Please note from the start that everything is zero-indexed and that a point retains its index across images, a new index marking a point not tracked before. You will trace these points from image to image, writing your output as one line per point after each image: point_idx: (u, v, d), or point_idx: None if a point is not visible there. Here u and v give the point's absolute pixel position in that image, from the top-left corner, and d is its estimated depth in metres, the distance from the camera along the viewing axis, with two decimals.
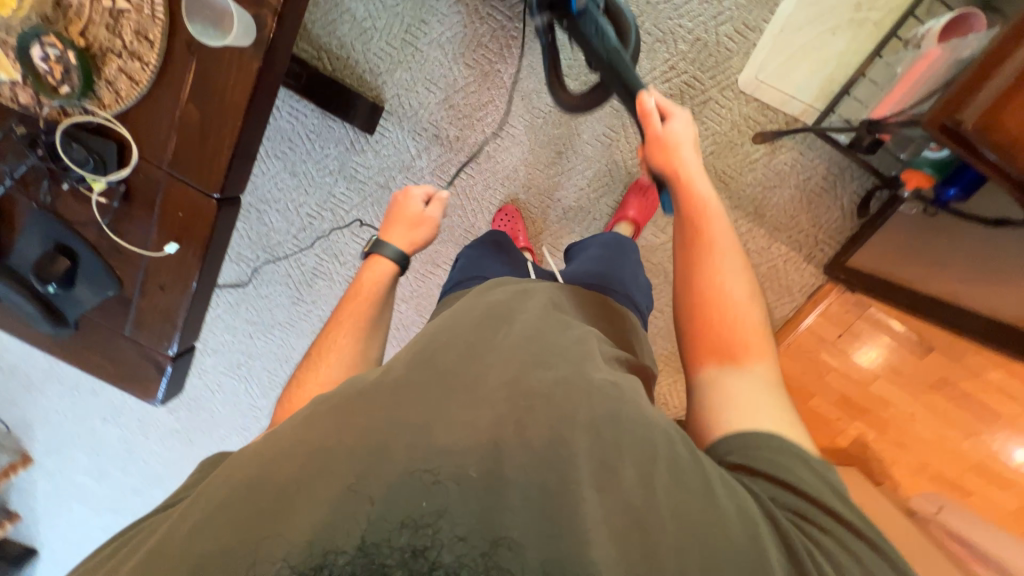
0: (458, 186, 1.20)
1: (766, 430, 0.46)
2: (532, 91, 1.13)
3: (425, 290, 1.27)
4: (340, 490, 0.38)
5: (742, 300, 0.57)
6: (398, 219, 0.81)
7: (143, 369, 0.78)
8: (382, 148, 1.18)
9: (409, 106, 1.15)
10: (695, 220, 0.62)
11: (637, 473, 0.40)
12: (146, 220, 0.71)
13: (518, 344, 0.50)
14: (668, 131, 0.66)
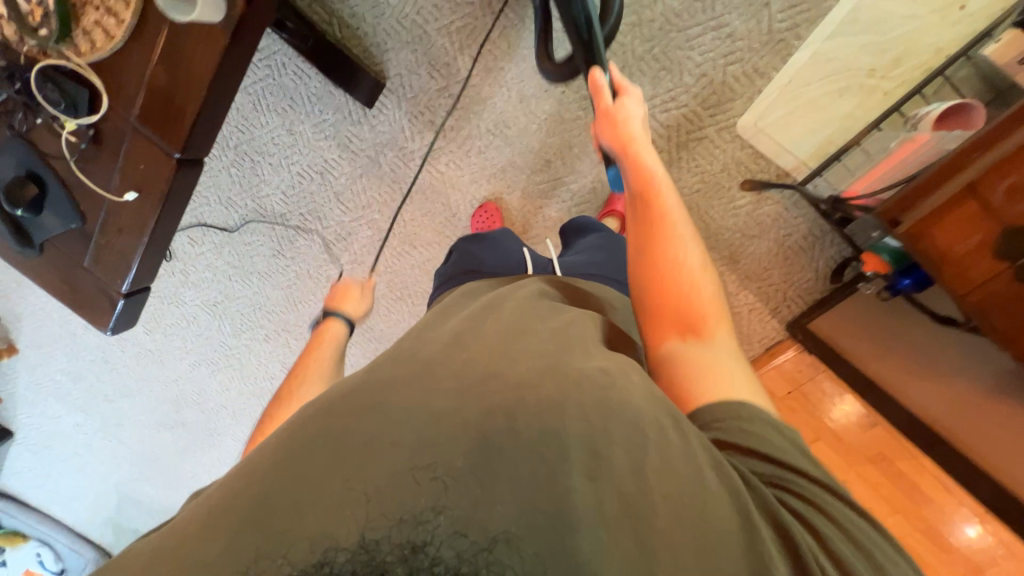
0: (446, 172, 1.20)
1: (741, 400, 0.46)
2: (531, 96, 1.10)
3: (399, 268, 1.27)
4: (338, 488, 0.38)
5: (693, 265, 0.58)
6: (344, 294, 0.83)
7: (98, 300, 0.71)
8: (378, 123, 1.18)
9: (410, 88, 1.14)
10: (643, 194, 0.63)
11: (627, 460, 0.40)
12: (110, 166, 0.66)
13: (503, 335, 0.51)
14: (618, 102, 0.67)
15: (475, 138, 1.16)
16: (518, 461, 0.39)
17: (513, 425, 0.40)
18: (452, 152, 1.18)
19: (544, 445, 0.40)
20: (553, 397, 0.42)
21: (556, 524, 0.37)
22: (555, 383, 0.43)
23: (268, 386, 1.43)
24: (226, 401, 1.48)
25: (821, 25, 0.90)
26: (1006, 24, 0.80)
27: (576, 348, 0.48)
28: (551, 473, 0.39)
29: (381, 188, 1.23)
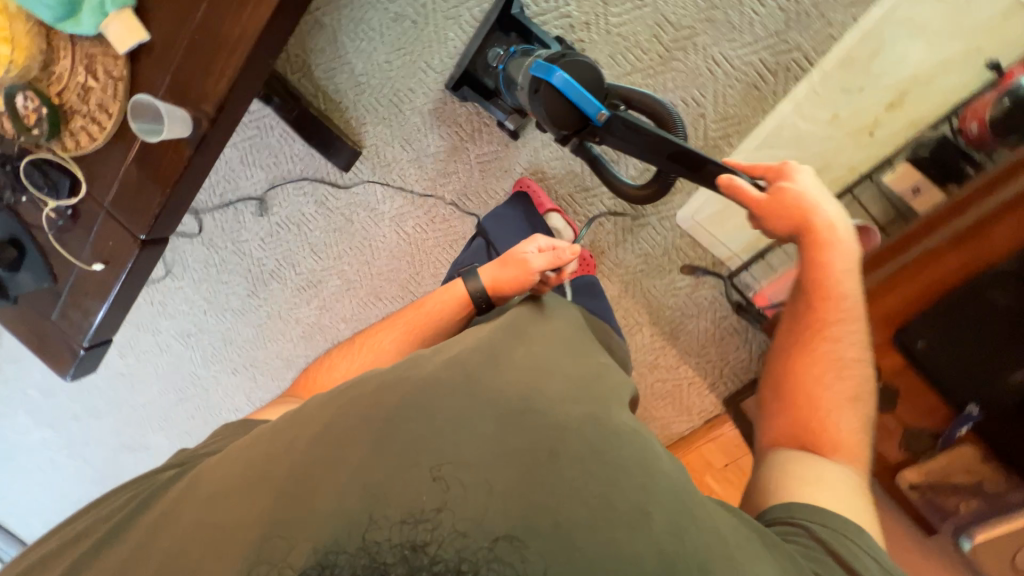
0: (412, 235, 1.26)
1: (820, 507, 0.55)
2: (496, 175, 1.19)
3: (366, 317, 1.34)
4: (357, 491, 0.42)
5: (848, 367, 0.64)
6: (507, 261, 0.80)
7: (60, 348, 0.78)
8: (353, 187, 1.26)
9: (387, 157, 1.22)
10: (818, 296, 0.67)
11: (667, 519, 0.43)
12: (82, 239, 0.71)
13: (508, 373, 0.53)
14: (790, 196, 0.69)
15: (440, 208, 1.23)
16: (549, 490, 0.43)
17: (560, 462, 0.45)
18: (419, 217, 1.25)
19: (590, 490, 0.43)
20: (592, 440, 0.47)
21: (573, 534, 0.41)
22: (597, 430, 0.48)
23: (231, 416, 1.56)
24: (188, 427, 1.59)
25: (752, 136, 1.01)
26: (902, 158, 0.91)
27: (613, 403, 0.55)
28: (582, 512, 0.42)
29: (348, 244, 1.30)
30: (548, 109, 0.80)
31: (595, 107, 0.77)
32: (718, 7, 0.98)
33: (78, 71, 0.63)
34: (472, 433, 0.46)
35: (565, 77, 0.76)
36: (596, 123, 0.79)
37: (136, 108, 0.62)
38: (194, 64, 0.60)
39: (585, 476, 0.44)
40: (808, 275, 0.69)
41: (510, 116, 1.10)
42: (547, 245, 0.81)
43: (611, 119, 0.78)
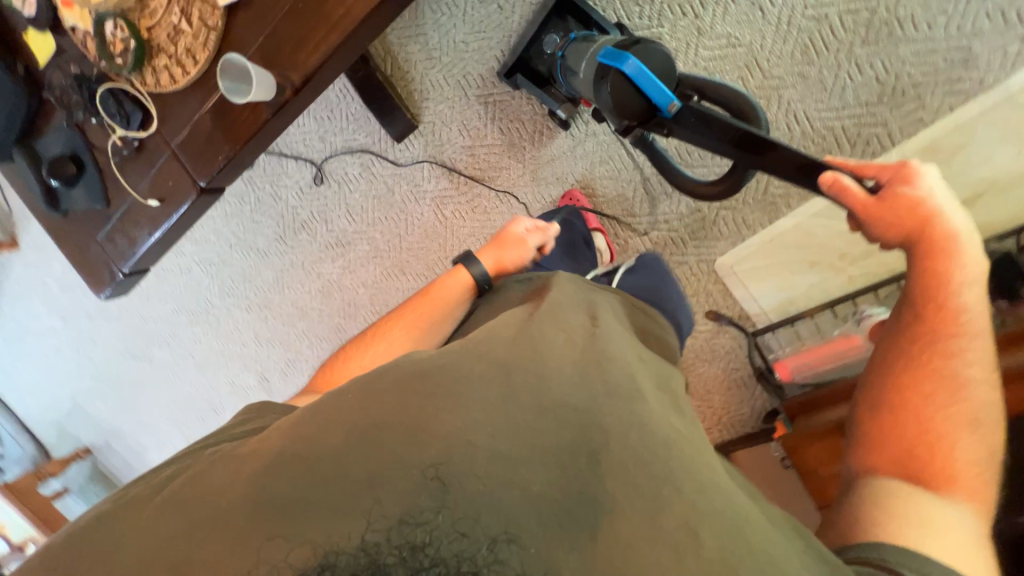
0: (448, 219, 1.26)
1: (924, 554, 0.47)
2: (547, 180, 1.17)
3: (388, 289, 1.36)
4: (352, 482, 0.39)
5: (965, 391, 0.55)
6: (502, 242, 0.84)
7: (97, 268, 0.79)
8: (402, 158, 1.25)
9: (441, 138, 1.21)
10: (929, 310, 0.57)
11: (716, 547, 0.39)
12: (142, 172, 0.71)
13: (556, 369, 0.48)
14: (904, 197, 0.59)
15: (483, 199, 1.22)
16: (580, 497, 0.41)
17: (600, 473, 0.42)
18: (460, 203, 1.24)
19: (625, 504, 0.40)
20: (636, 449, 0.43)
21: (597, 543, 0.39)
22: (640, 437, 0.44)
23: (237, 350, 1.60)
24: (195, 350, 1.64)
25: (810, 202, 1.01)
26: None
27: (662, 404, 0.50)
28: (620, 528, 0.40)
29: (385, 213, 1.30)
30: (619, 99, 0.72)
31: (667, 97, 0.70)
32: (811, 65, 0.95)
33: (173, 11, 0.63)
34: (493, 429, 0.42)
35: (639, 63, 0.69)
36: (665, 115, 0.72)
37: (224, 65, 0.61)
38: (291, 32, 0.59)
39: (621, 486, 0.41)
40: (918, 287, 0.59)
41: (562, 106, 1.06)
42: (534, 226, 0.87)
43: (683, 111, 0.70)
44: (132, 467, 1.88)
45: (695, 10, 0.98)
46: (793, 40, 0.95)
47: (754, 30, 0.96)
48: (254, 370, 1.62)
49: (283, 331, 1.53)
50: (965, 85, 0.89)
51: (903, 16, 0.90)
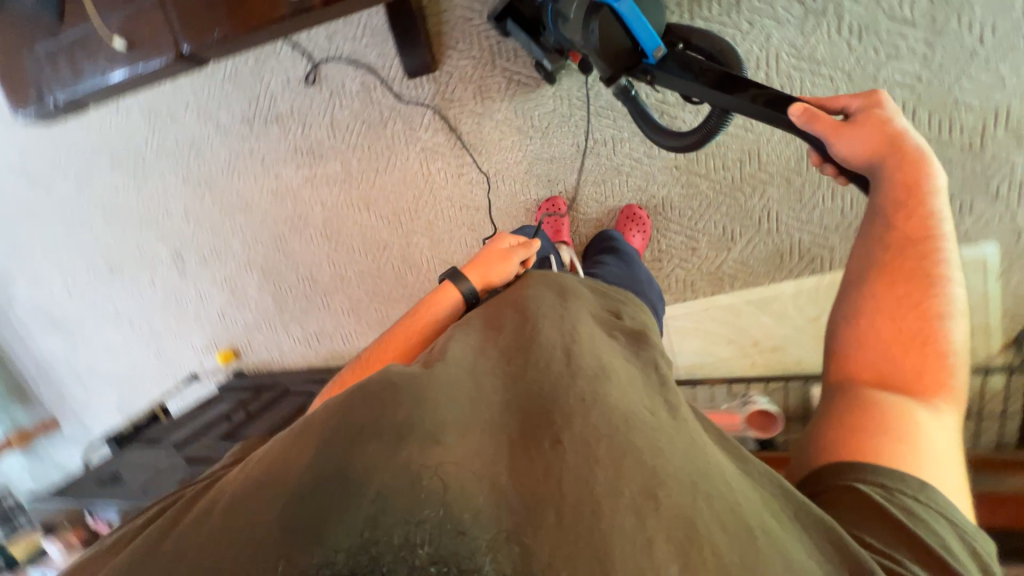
0: (432, 174, 1.24)
1: (891, 469, 0.46)
2: (538, 177, 1.18)
3: (342, 220, 1.35)
4: (341, 476, 0.39)
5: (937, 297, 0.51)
6: (487, 255, 0.84)
7: (23, 86, 0.69)
8: (406, 96, 1.20)
9: (454, 92, 1.16)
10: (897, 219, 0.54)
11: (680, 502, 0.39)
12: (116, 6, 0.62)
13: (519, 367, 0.51)
14: (874, 107, 0.56)
15: (470, 169, 1.21)
16: (541, 479, 0.39)
17: (557, 444, 0.41)
18: (448, 164, 1.22)
19: (592, 475, 0.39)
20: (596, 422, 0.43)
21: (567, 521, 0.37)
22: (602, 413, 0.44)
23: (159, 217, 1.52)
24: (111, 197, 1.54)
25: (749, 289, 1.12)
26: None
27: (625, 384, 0.51)
28: (582, 493, 0.38)
29: (370, 143, 1.25)
30: (602, 38, 0.79)
31: (651, 43, 0.77)
32: (798, 175, 1.03)
33: None
34: (456, 426, 0.43)
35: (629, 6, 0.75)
36: (651, 61, 0.78)
37: None
38: None
39: (587, 455, 0.41)
40: (883, 196, 0.55)
41: (547, 56, 1.02)
42: (517, 242, 0.88)
43: (666, 57, 0.77)
44: (7, 286, 1.80)
45: None
46: (796, 144, 1.01)
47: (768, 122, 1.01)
48: (169, 245, 1.55)
49: (218, 216, 1.46)
50: None
51: None
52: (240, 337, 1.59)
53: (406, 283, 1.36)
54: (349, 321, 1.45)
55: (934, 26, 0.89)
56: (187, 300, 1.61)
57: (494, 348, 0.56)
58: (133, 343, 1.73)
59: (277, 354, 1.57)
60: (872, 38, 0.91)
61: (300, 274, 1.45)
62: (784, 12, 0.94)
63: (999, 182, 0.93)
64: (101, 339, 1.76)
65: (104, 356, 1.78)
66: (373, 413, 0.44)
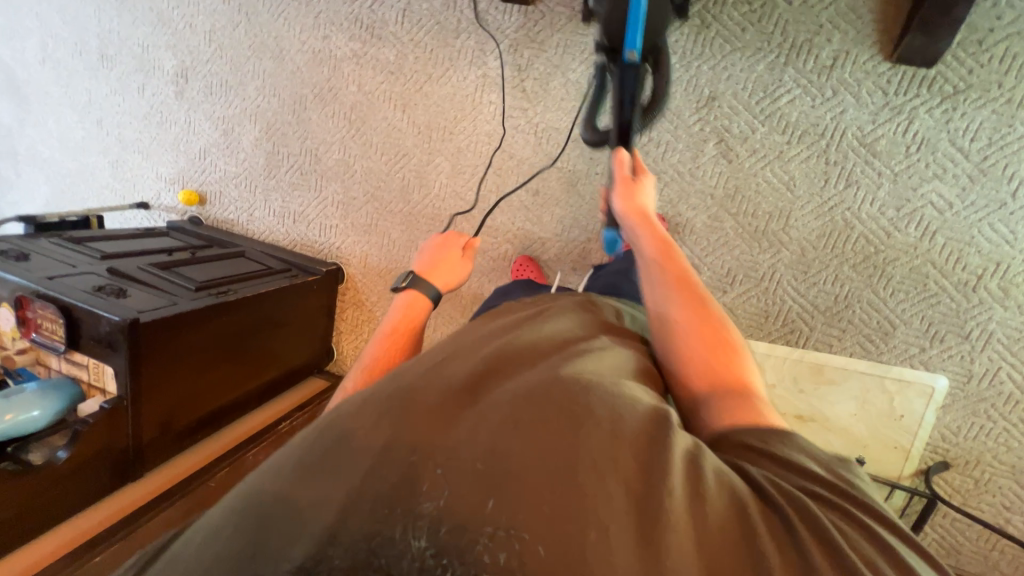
0: (482, 103, 1.20)
1: (768, 429, 0.49)
2: (582, 150, 1.16)
3: (373, 108, 1.27)
4: (322, 491, 0.40)
5: (709, 302, 0.64)
6: (440, 261, 0.95)
7: None
8: (489, 15, 1.15)
9: (538, 33, 1.13)
10: (667, 259, 0.69)
11: (635, 462, 0.40)
12: None
13: (472, 356, 0.52)
14: (634, 180, 0.80)
15: (519, 115, 1.18)
16: (504, 454, 0.39)
17: (511, 418, 0.42)
18: (501, 100, 1.18)
19: (547, 446, 0.40)
20: (550, 394, 0.44)
21: (531, 489, 0.38)
22: (554, 386, 0.45)
23: (183, 25, 1.39)
24: None
25: None
26: None
27: (582, 365, 0.51)
28: (543, 463, 0.39)
29: (435, 48, 1.20)
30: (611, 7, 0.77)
31: (634, 43, 0.79)
32: (812, 250, 1.05)
33: None
34: (413, 415, 0.43)
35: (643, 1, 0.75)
36: (622, 57, 0.81)
37: None
38: None
39: (537, 430, 0.41)
40: (657, 246, 0.72)
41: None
42: (465, 241, 1.01)
43: (633, 64, 0.81)
44: None
45: (791, 135, 1.02)
46: (823, 221, 1.04)
47: (809, 190, 1.03)
48: (178, 59, 1.42)
49: (246, 51, 1.35)
50: (871, 349, 1.06)
51: (888, 275, 1.03)
52: (213, 184, 1.47)
53: (409, 200, 1.30)
54: (335, 215, 1.37)
55: (982, 164, 0.94)
56: (172, 122, 1.47)
57: (453, 344, 0.57)
58: (91, 144, 1.56)
59: (244, 218, 1.46)
60: (928, 153, 0.96)
61: (305, 147, 1.35)
62: (866, 95, 0.97)
63: (973, 326, 1.01)
64: (56, 125, 1.58)
65: (52, 145, 1.60)
66: (332, 435, 0.43)
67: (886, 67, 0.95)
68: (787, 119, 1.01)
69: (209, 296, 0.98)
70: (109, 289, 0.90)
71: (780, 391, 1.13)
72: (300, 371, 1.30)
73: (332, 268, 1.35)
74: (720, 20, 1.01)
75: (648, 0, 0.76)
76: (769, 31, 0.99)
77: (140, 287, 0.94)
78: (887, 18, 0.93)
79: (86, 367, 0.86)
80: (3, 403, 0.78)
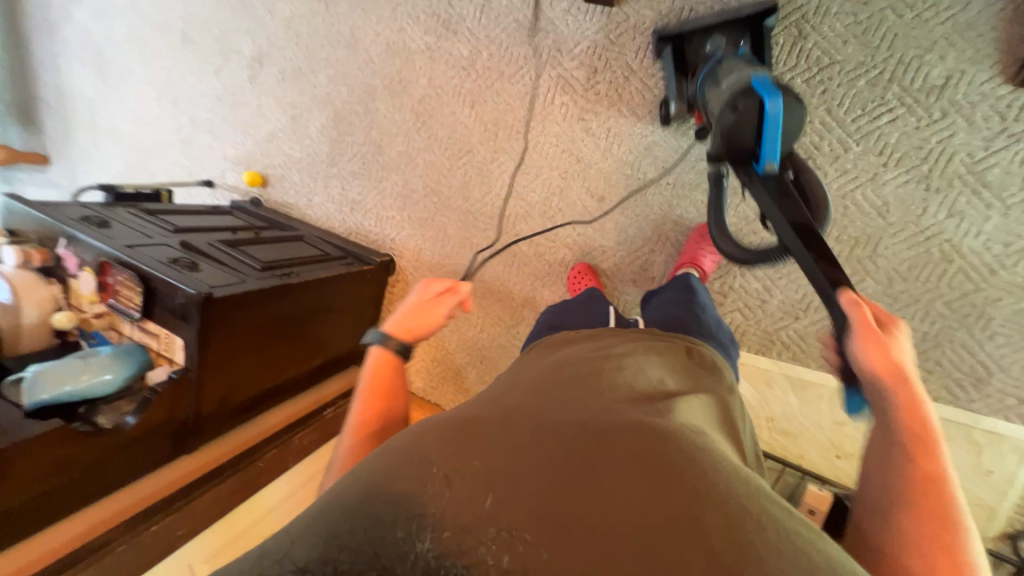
0: (553, 104, 1.17)
1: None
2: (654, 158, 1.12)
3: (441, 102, 1.27)
4: (413, 504, 0.41)
5: (961, 523, 0.47)
6: (409, 312, 0.81)
7: None
8: (570, 14, 1.13)
9: (619, 36, 1.10)
10: (918, 453, 0.50)
11: (723, 525, 0.39)
12: None
13: (561, 399, 0.54)
14: (885, 331, 0.55)
15: (591, 118, 1.15)
16: (595, 505, 0.41)
17: (602, 468, 0.43)
18: (573, 102, 1.15)
19: (637, 501, 0.41)
20: (637, 446, 0.45)
21: (620, 542, 0.38)
22: (642, 438, 0.46)
23: (263, 12, 1.42)
24: None
25: (793, 367, 1.07)
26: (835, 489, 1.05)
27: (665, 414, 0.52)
28: (632, 518, 0.40)
29: (510, 45, 1.18)
30: (737, 123, 0.71)
31: (771, 154, 0.70)
32: (900, 281, 0.98)
33: None
34: (507, 453, 0.45)
35: (778, 110, 0.67)
36: (756, 168, 0.72)
37: None
38: None
39: (626, 483, 0.42)
40: (907, 433, 0.52)
41: (677, 102, 1.02)
42: (444, 287, 0.86)
43: (772, 175, 0.70)
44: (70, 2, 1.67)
45: (889, 157, 0.95)
46: (917, 251, 0.96)
47: (903, 217, 0.96)
48: (255, 44, 1.45)
49: (321, 38, 1.37)
50: (959, 395, 0.98)
51: (987, 316, 0.94)
52: (276, 167, 1.50)
53: (468, 197, 1.28)
54: (392, 206, 1.37)
55: None
56: (243, 104, 1.51)
57: (538, 384, 0.58)
58: (166, 121, 1.62)
59: (303, 203, 1.48)
60: None
61: (369, 136, 1.36)
62: (980, 119, 0.89)
63: None
64: (135, 101, 1.65)
65: (130, 120, 1.67)
66: (424, 451, 0.45)
67: (1006, 89, 0.87)
68: (886, 140, 0.95)
69: (274, 277, 0.99)
70: (183, 262, 0.91)
71: (849, 430, 1.05)
72: (348, 357, 1.30)
73: (385, 259, 1.35)
74: (820, 30, 0.95)
75: (784, 112, 0.68)
76: (874, 45, 0.93)
77: (211, 262, 0.96)
78: (1012, 36, 0.86)
79: (158, 336, 0.89)
80: (81, 364, 0.81)
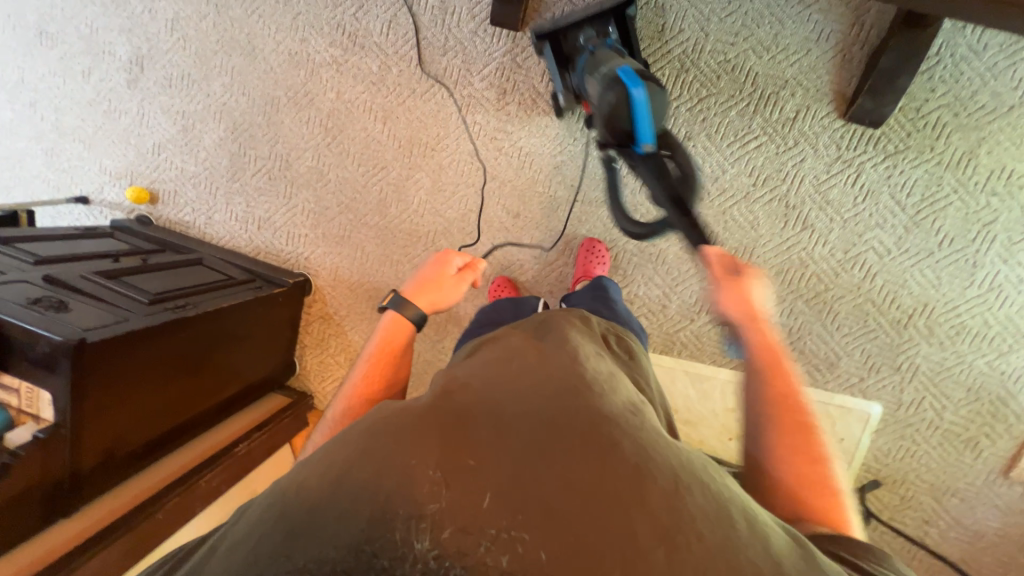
0: (464, 123, 1.19)
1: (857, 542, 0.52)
2: (563, 176, 1.18)
3: (351, 117, 1.23)
4: (386, 506, 0.41)
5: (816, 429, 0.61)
6: (435, 283, 0.93)
7: None
8: (478, 36, 1.15)
9: (526, 59, 1.14)
10: (772, 379, 0.62)
11: (661, 493, 0.44)
12: None
13: (510, 380, 0.54)
14: (743, 282, 0.64)
15: (503, 138, 1.18)
16: (557, 486, 0.43)
17: (558, 450, 0.45)
18: (486, 121, 1.18)
19: (591, 478, 0.44)
20: (587, 426, 0.48)
21: (582, 519, 0.41)
22: (590, 417, 0.49)
23: (141, 9, 1.28)
24: None
25: (692, 362, 1.20)
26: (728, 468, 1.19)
27: (605, 391, 0.55)
28: (590, 495, 0.43)
29: (420, 63, 1.18)
30: (614, 112, 0.75)
31: (646, 136, 0.75)
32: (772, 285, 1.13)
33: None
34: (468, 446, 0.45)
35: (643, 96, 0.73)
36: (637, 151, 0.76)
37: None
38: None
39: (579, 463, 0.45)
40: (761, 361, 0.63)
41: (565, 95, 1.05)
42: (463, 261, 0.98)
43: (652, 154, 0.76)
44: None
45: (757, 178, 1.09)
46: (783, 258, 1.12)
47: (770, 230, 1.11)
48: (133, 45, 1.30)
49: (214, 43, 1.26)
50: (817, 377, 1.16)
51: (834, 311, 1.12)
52: (166, 182, 1.36)
53: (386, 214, 1.26)
54: (304, 223, 1.31)
55: (915, 217, 1.05)
56: (120, 112, 1.35)
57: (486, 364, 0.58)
58: (21, 127, 1.40)
59: (201, 220, 1.36)
60: (871, 204, 1.07)
61: (275, 151, 1.29)
62: (822, 147, 1.06)
63: (905, 359, 1.11)
64: None
65: None
66: (386, 453, 0.45)
67: (840, 124, 1.05)
68: (754, 163, 1.09)
69: (165, 310, 0.91)
70: (47, 301, 0.81)
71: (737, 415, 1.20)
72: (258, 386, 1.23)
73: (298, 277, 1.28)
74: (698, 65, 1.07)
75: (648, 95, 0.73)
76: (741, 80, 1.06)
77: (84, 299, 0.86)
78: (841, 80, 1.03)
79: (18, 392, 0.79)
80: None
